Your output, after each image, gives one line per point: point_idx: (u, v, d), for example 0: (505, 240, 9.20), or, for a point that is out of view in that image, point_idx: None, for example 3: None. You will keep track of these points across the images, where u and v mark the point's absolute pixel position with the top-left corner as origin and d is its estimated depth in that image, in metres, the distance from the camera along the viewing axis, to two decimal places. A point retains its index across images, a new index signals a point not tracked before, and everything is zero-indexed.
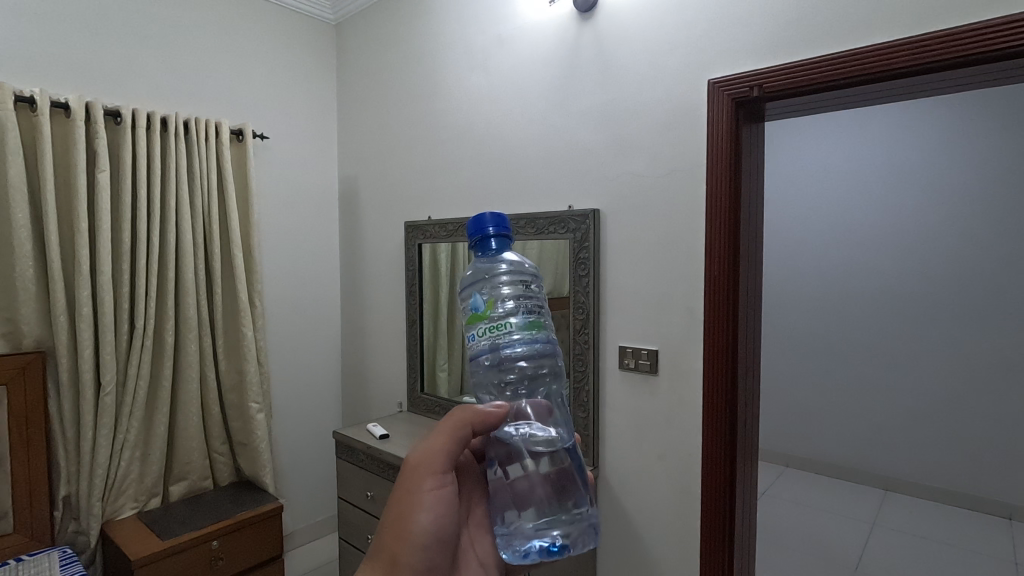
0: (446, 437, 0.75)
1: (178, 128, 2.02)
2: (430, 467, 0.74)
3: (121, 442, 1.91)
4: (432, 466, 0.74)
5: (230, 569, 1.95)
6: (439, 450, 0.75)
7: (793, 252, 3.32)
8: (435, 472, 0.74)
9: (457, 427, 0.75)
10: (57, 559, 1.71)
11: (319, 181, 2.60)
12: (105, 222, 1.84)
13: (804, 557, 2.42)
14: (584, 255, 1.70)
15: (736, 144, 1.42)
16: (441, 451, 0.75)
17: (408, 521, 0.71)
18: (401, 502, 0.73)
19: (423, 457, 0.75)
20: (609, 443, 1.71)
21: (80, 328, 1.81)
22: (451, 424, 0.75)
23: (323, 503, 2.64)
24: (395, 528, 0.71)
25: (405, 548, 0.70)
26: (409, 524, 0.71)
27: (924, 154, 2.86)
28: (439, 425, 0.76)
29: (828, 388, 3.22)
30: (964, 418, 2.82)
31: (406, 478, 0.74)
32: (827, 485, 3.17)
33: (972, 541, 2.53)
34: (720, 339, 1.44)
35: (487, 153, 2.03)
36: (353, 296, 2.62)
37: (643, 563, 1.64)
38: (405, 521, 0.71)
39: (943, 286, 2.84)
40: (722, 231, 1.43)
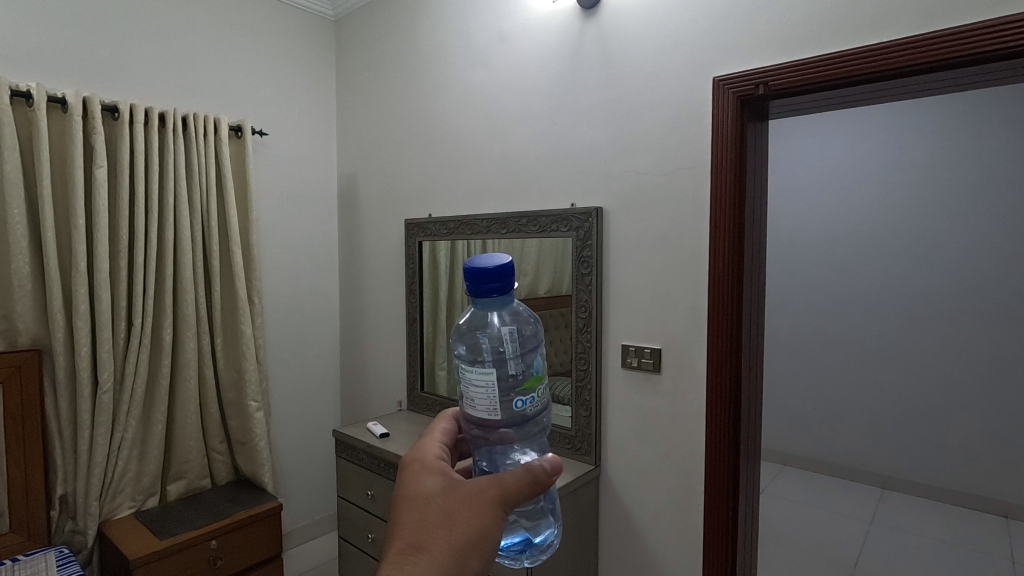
0: (533, 482, 0.61)
1: (177, 123, 2.00)
2: (511, 496, 0.60)
3: (119, 441, 1.89)
4: (514, 499, 0.60)
5: (229, 569, 1.94)
6: (527, 487, 0.61)
7: (792, 251, 3.33)
8: (512, 506, 0.60)
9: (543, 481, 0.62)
10: (53, 559, 1.69)
11: (318, 178, 2.58)
12: (102, 218, 1.82)
13: (803, 555, 2.42)
14: (587, 253, 1.69)
15: (741, 142, 1.41)
16: (527, 489, 0.61)
17: (474, 543, 0.56)
18: (473, 515, 0.58)
19: (508, 481, 0.60)
20: (611, 442, 1.71)
21: (77, 325, 1.79)
22: (543, 472, 0.62)
23: (323, 503, 2.63)
24: (459, 542, 0.56)
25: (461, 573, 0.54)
26: (475, 548, 0.56)
27: (924, 154, 2.86)
28: (528, 463, 0.62)
29: (827, 387, 3.21)
30: (962, 417, 2.82)
31: (484, 490, 0.59)
32: (825, 482, 3.18)
33: (971, 539, 2.53)
34: (724, 338, 1.44)
35: (488, 150, 2.02)
36: (352, 294, 2.61)
37: (646, 562, 1.64)
38: (471, 541, 0.56)
39: (942, 285, 2.84)
40: (726, 229, 1.42)
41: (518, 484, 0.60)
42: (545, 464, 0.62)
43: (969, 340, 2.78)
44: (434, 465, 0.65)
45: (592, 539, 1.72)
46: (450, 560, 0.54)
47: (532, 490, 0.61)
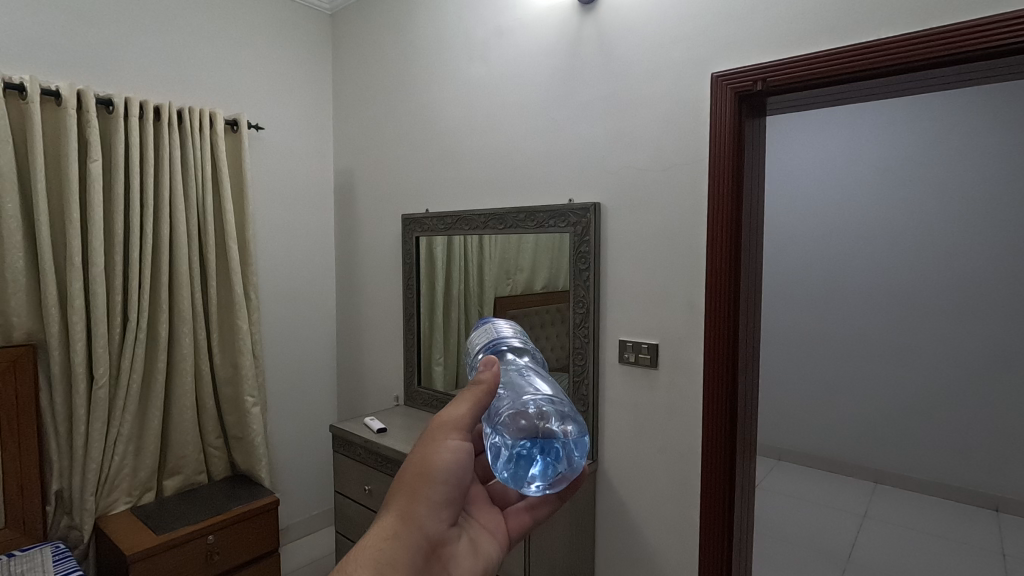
0: (476, 399, 0.62)
1: (172, 117, 1.99)
2: (454, 421, 0.62)
3: (115, 435, 1.89)
4: (463, 417, 0.63)
5: (226, 564, 1.94)
6: (470, 405, 0.62)
7: (788, 247, 3.34)
8: (459, 426, 0.62)
9: (484, 394, 0.62)
10: (50, 555, 1.68)
11: (314, 172, 2.57)
12: (97, 213, 1.81)
13: (797, 548, 2.44)
14: (585, 249, 1.70)
15: (739, 138, 1.41)
16: (470, 409, 0.62)
17: (425, 480, 0.60)
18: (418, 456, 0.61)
19: (451, 406, 0.64)
20: (608, 436, 1.72)
21: (72, 319, 1.78)
22: (479, 383, 0.62)
23: (319, 498, 2.63)
24: (411, 483, 0.60)
25: (417, 512, 0.59)
26: (424, 484, 0.60)
27: (918, 151, 2.88)
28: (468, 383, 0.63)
29: (821, 382, 3.24)
30: (953, 411, 2.84)
31: (429, 428, 0.63)
32: (818, 476, 3.20)
33: (962, 533, 2.56)
34: (721, 333, 1.44)
35: (486, 145, 2.02)
36: (348, 289, 2.60)
37: (643, 557, 1.65)
38: (420, 480, 0.60)
39: (935, 280, 2.86)
40: (724, 225, 1.43)
41: (460, 407, 0.62)
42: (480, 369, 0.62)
43: (961, 336, 2.80)
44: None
45: (588, 533, 1.73)
46: (402, 505, 0.59)
47: (479, 407, 0.62)
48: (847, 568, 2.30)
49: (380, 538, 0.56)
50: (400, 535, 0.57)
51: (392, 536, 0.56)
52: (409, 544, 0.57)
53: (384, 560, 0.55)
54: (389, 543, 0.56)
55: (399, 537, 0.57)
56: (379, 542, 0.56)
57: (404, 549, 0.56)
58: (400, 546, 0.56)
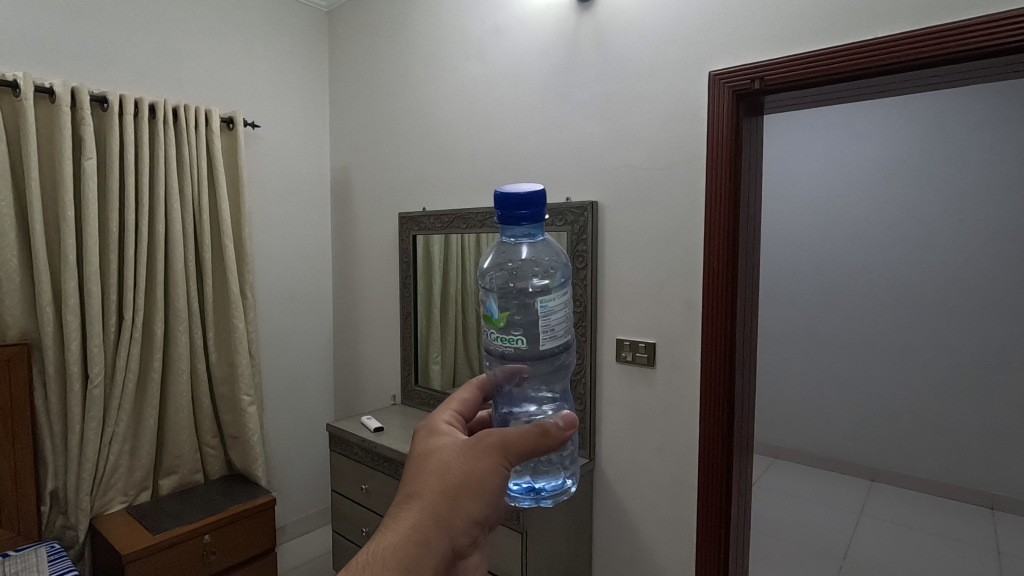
0: (547, 442, 0.57)
1: (167, 115, 1.98)
2: (513, 446, 0.58)
3: (110, 435, 1.88)
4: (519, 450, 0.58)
5: (222, 563, 1.93)
6: (534, 441, 0.57)
7: (785, 246, 3.35)
8: (517, 455, 0.58)
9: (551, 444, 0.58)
10: (45, 555, 1.68)
11: (311, 170, 2.56)
12: (92, 212, 1.80)
13: (793, 547, 2.45)
14: (583, 248, 1.69)
15: (737, 137, 1.41)
16: (536, 446, 0.57)
17: (469, 492, 0.56)
18: (467, 466, 0.57)
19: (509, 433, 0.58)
20: (606, 436, 1.72)
21: (67, 318, 1.77)
22: (552, 433, 0.57)
23: (317, 497, 2.62)
24: (453, 492, 0.56)
25: (452, 523, 0.55)
26: (467, 496, 0.56)
27: (915, 150, 2.88)
28: (538, 422, 0.58)
29: (818, 380, 3.25)
30: (948, 409, 2.85)
31: (484, 441, 0.58)
32: (814, 474, 3.21)
33: (957, 531, 2.57)
34: (719, 332, 1.44)
35: (483, 142, 2.01)
36: (345, 287, 2.60)
37: (640, 555, 1.65)
38: (464, 492, 0.56)
39: (931, 279, 2.87)
40: (721, 224, 1.42)
41: (524, 438, 0.57)
42: (555, 422, 0.58)
43: (958, 334, 2.81)
44: (439, 423, 0.64)
45: (585, 531, 1.73)
46: (439, 508, 0.55)
47: (542, 445, 0.57)
48: (843, 565, 2.31)
49: (413, 541, 0.53)
50: (433, 542, 0.53)
51: (425, 542, 0.53)
52: (439, 556, 0.53)
53: (412, 566, 0.52)
54: (418, 549, 0.52)
55: (432, 545, 0.53)
56: (411, 546, 0.52)
57: (433, 559, 0.53)
58: (428, 553, 0.53)
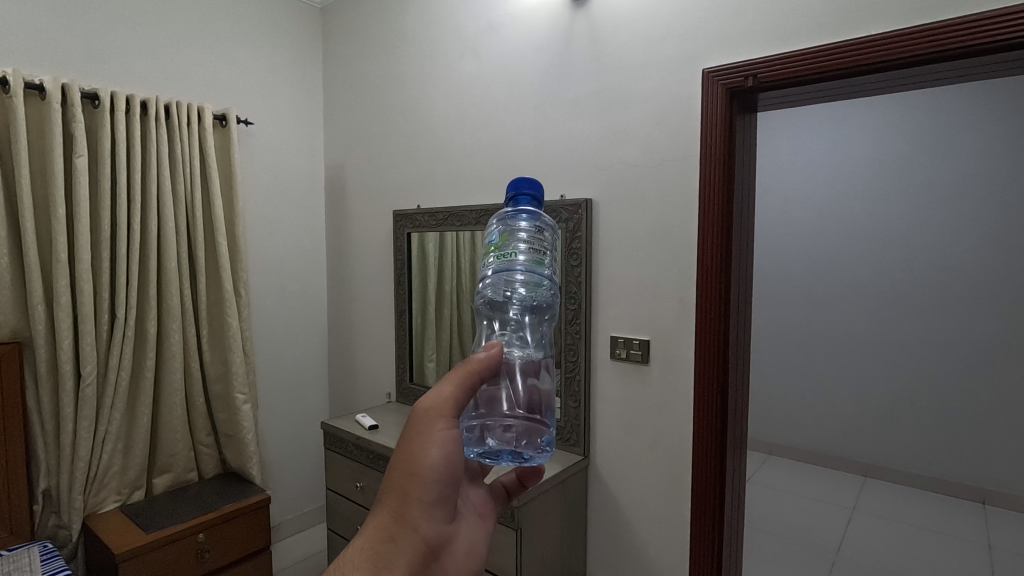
0: (465, 381, 0.64)
1: (159, 112, 1.96)
2: (438, 411, 0.62)
3: (103, 434, 1.87)
4: (444, 414, 0.62)
5: (218, 562, 1.93)
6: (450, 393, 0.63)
7: (779, 244, 3.36)
8: (445, 415, 0.62)
9: (470, 378, 0.64)
10: (37, 555, 1.67)
11: (305, 167, 2.55)
12: (83, 210, 1.78)
13: (786, 542, 2.47)
14: (577, 246, 1.69)
15: (730, 134, 1.41)
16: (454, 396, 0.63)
17: (416, 475, 0.59)
18: (406, 452, 0.60)
19: (429, 404, 0.62)
20: (600, 433, 1.72)
21: (59, 317, 1.76)
22: (471, 366, 0.65)
23: (311, 495, 2.62)
24: (402, 482, 0.59)
25: (410, 512, 0.58)
26: (415, 480, 0.59)
27: (907, 147, 2.90)
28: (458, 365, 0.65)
29: (811, 376, 3.27)
30: (940, 405, 2.87)
31: (413, 420, 0.62)
32: (807, 470, 3.23)
33: (948, 525, 2.59)
34: (713, 329, 1.45)
35: (479, 140, 2.00)
36: (340, 286, 2.59)
37: (634, 552, 1.66)
38: (410, 477, 0.59)
39: (923, 276, 2.89)
40: (715, 221, 1.43)
41: (445, 397, 0.62)
42: (480, 356, 0.66)
43: (950, 331, 2.83)
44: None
45: (580, 529, 1.73)
46: (395, 504, 0.58)
47: (459, 392, 0.63)
48: (837, 561, 2.32)
49: (378, 541, 0.56)
50: (400, 536, 0.57)
51: (389, 538, 0.56)
52: (408, 546, 0.57)
53: (384, 564, 0.55)
54: (384, 545, 0.56)
55: (398, 535, 0.56)
56: (376, 544, 0.56)
57: (402, 551, 0.56)
58: (396, 547, 0.56)
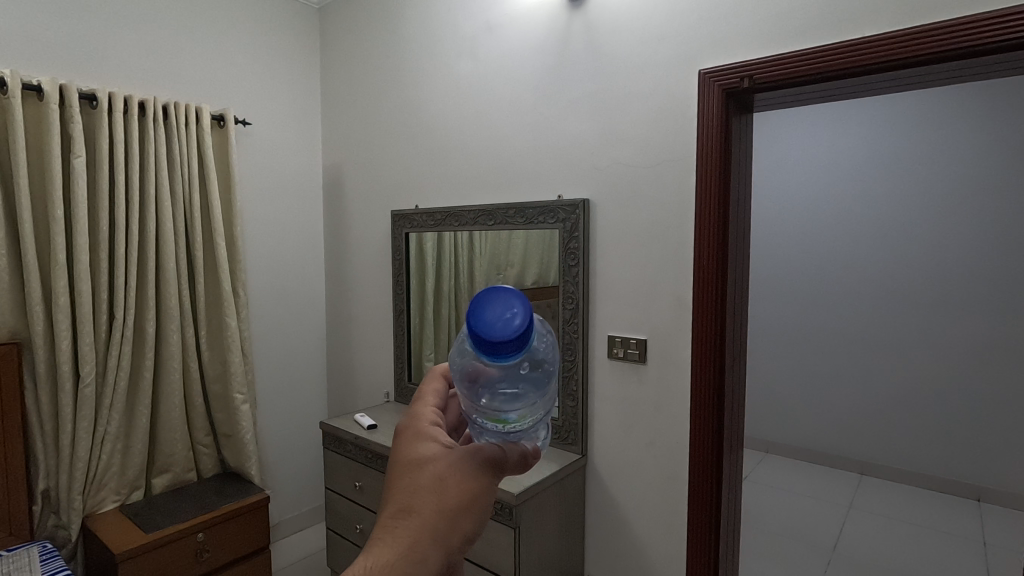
0: (525, 463, 0.51)
1: (157, 112, 1.97)
2: (506, 459, 0.49)
3: (102, 434, 1.88)
4: (510, 467, 0.49)
5: (217, 562, 1.93)
6: (519, 457, 0.51)
7: (776, 242, 3.38)
8: (513, 470, 0.49)
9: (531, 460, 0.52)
10: (36, 555, 1.68)
11: (302, 167, 2.55)
12: (81, 211, 1.79)
13: (783, 540, 2.48)
14: (574, 245, 1.70)
15: (726, 135, 1.42)
16: (519, 463, 0.51)
17: (469, 511, 0.45)
18: (467, 485, 0.46)
19: (499, 449, 0.50)
20: (597, 431, 1.73)
21: (57, 317, 1.76)
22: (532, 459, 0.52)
23: (309, 494, 2.63)
24: (449, 508, 0.45)
25: (449, 550, 0.43)
26: (466, 518, 0.45)
27: (903, 146, 2.91)
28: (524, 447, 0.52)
29: (807, 375, 3.29)
30: (935, 403, 2.89)
31: (482, 449, 0.48)
32: (804, 468, 3.25)
33: (943, 522, 2.61)
34: (709, 329, 1.46)
35: (476, 141, 2.01)
36: (338, 286, 2.59)
37: (632, 550, 1.67)
38: (462, 510, 0.45)
39: (918, 274, 2.90)
40: (711, 221, 1.44)
41: (515, 459, 0.50)
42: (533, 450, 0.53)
43: (946, 329, 2.84)
44: (421, 420, 0.52)
45: (578, 527, 1.74)
46: (440, 529, 0.43)
47: (522, 465, 0.51)
48: (834, 559, 2.33)
49: (409, 567, 0.40)
50: (433, 571, 0.41)
51: (421, 570, 0.41)
52: None
53: None
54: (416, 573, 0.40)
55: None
56: (407, 568, 0.40)
57: None
58: None
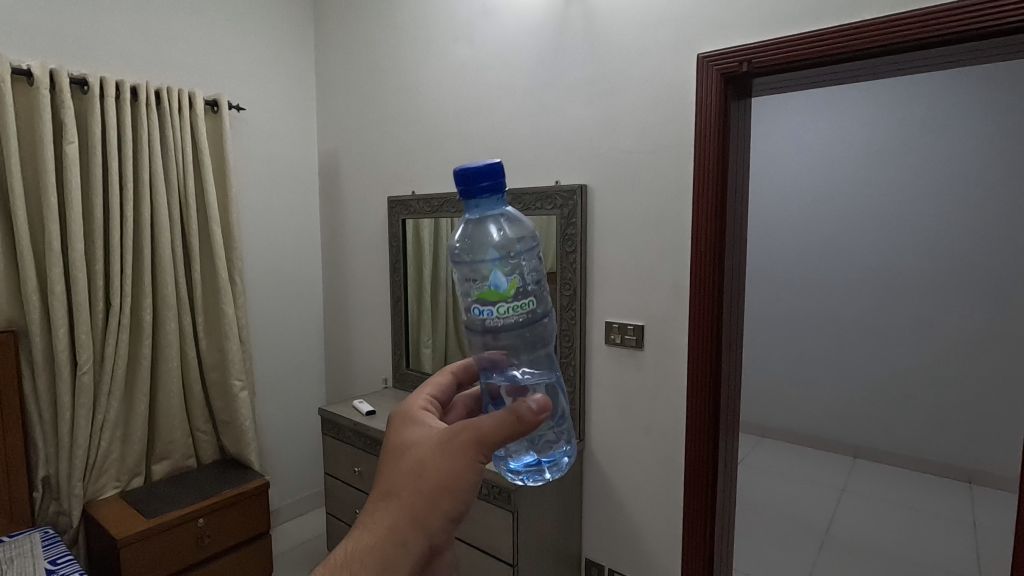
0: (518, 432, 0.53)
1: (150, 98, 1.94)
2: (485, 439, 0.54)
3: (101, 422, 1.89)
4: (489, 444, 0.54)
5: (218, 546, 1.95)
6: (505, 431, 0.53)
7: (773, 228, 3.38)
8: (492, 448, 0.54)
9: (526, 429, 0.53)
10: (38, 541, 1.69)
11: (298, 153, 2.53)
12: (75, 198, 1.78)
13: (776, 522, 2.52)
14: (572, 232, 1.70)
15: (724, 120, 1.42)
16: (504, 435, 0.53)
17: (444, 490, 0.53)
18: (443, 467, 0.54)
19: (477, 427, 0.54)
20: (595, 417, 1.74)
21: (53, 305, 1.76)
22: (528, 421, 0.53)
23: (309, 480, 2.65)
24: (427, 490, 0.53)
25: (427, 521, 0.53)
26: (442, 496, 0.53)
27: (901, 132, 2.90)
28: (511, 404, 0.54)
29: (803, 360, 3.31)
30: (928, 387, 2.92)
31: (456, 436, 0.55)
32: (798, 452, 3.29)
33: (934, 504, 2.65)
34: (706, 315, 1.46)
35: (473, 127, 1.99)
36: (335, 272, 2.59)
37: (628, 533, 1.69)
38: (438, 491, 0.53)
39: (914, 260, 2.92)
40: (709, 207, 1.44)
41: (497, 430, 0.53)
42: (530, 406, 0.53)
43: (940, 314, 2.86)
44: (417, 409, 0.62)
45: (575, 511, 1.76)
46: (416, 508, 0.53)
47: (508, 436, 0.53)
48: (826, 540, 2.37)
49: (387, 542, 0.51)
50: (409, 542, 0.52)
51: (398, 542, 0.51)
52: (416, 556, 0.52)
53: (387, 568, 0.50)
54: (392, 547, 0.51)
55: (409, 547, 0.52)
56: (382, 544, 0.51)
57: (408, 559, 0.51)
58: (401, 552, 0.51)
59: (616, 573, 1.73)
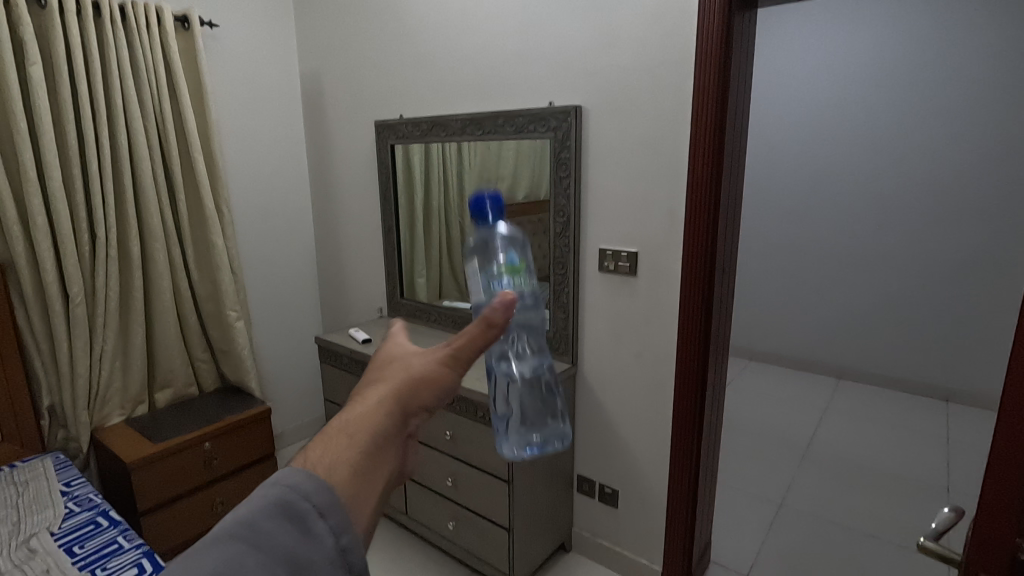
0: (490, 339, 0.46)
1: (114, 13, 1.81)
2: (459, 346, 0.45)
3: (99, 353, 1.90)
4: (467, 352, 0.46)
5: (225, 469, 2.03)
6: (483, 333, 0.46)
7: (773, 152, 3.30)
8: (468, 359, 0.46)
9: (497, 337, 0.47)
10: (51, 465, 1.76)
11: (278, 74, 2.40)
12: (46, 124, 1.69)
13: (760, 439, 2.64)
14: (566, 155, 1.65)
15: (727, 34, 1.34)
16: (481, 341, 0.46)
17: (419, 400, 0.42)
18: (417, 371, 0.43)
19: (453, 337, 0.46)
20: (587, 342, 1.76)
21: (37, 237, 1.72)
22: (499, 326, 0.46)
23: (311, 406, 2.73)
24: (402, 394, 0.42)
25: (402, 433, 0.41)
26: (418, 404, 0.42)
27: (912, 48, 2.76)
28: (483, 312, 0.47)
29: (794, 285, 3.35)
30: (915, 310, 2.97)
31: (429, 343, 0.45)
32: (785, 373, 3.40)
33: (910, 421, 2.78)
34: (700, 241, 1.45)
35: (462, 44, 1.88)
36: (324, 201, 2.53)
37: (618, 451, 1.77)
38: (415, 392, 0.42)
39: (913, 185, 2.87)
40: (707, 129, 1.38)
41: (473, 336, 0.46)
42: (499, 307, 0.46)
43: (934, 240, 2.86)
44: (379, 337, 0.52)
45: None
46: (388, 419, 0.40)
47: (487, 338, 0.46)
48: (806, 455, 2.50)
49: (354, 449, 0.38)
50: (379, 461, 0.39)
51: (365, 453, 0.38)
52: (387, 484, 0.39)
53: (352, 490, 0.37)
54: (360, 457, 0.37)
55: (382, 464, 0.39)
56: (347, 451, 0.37)
57: (380, 482, 0.38)
58: (371, 466, 0.38)
59: (606, 487, 1.82)
